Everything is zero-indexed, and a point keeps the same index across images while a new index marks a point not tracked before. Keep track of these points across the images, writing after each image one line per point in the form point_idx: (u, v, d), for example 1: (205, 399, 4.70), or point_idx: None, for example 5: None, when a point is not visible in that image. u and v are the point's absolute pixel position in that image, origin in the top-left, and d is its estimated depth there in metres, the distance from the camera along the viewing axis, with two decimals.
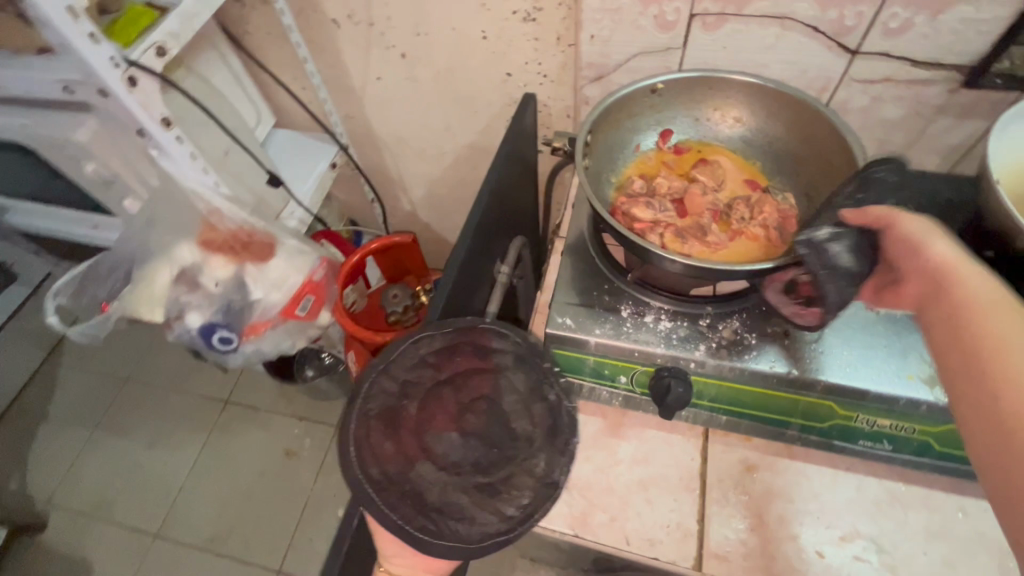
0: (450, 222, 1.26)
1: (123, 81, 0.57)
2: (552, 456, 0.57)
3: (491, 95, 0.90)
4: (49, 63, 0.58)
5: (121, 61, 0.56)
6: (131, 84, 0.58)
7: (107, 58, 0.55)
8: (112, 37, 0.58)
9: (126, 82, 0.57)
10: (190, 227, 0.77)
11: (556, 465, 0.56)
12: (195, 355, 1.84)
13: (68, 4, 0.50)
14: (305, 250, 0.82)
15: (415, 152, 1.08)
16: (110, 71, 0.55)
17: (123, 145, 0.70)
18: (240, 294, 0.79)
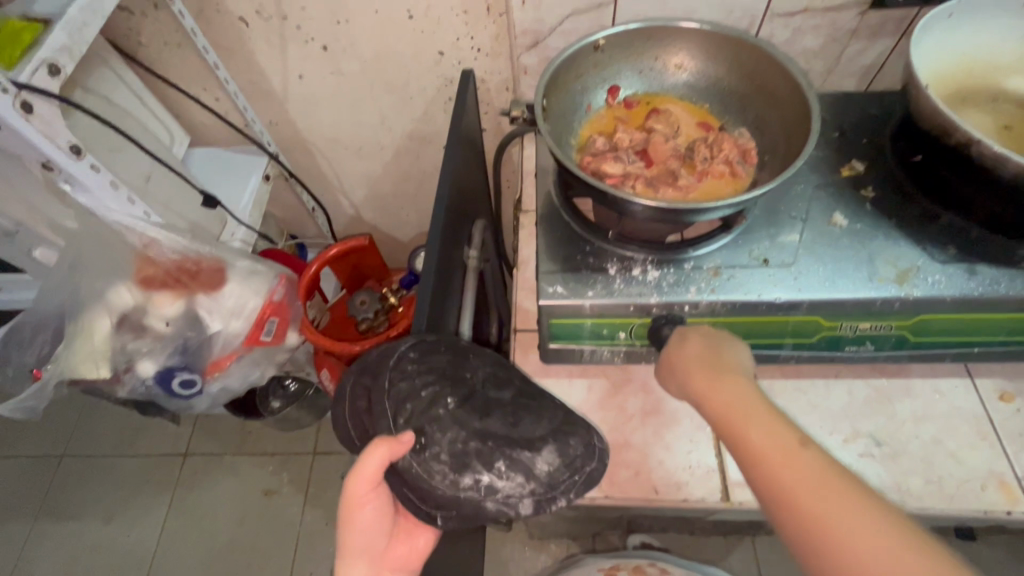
0: (399, 219, 1.21)
1: (15, 107, 0.49)
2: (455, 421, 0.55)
3: (425, 79, 0.87)
4: None
5: (8, 85, 0.48)
6: (25, 110, 0.50)
7: None
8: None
9: (19, 108, 0.49)
10: (124, 265, 0.68)
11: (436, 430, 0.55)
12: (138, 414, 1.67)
13: None
14: (259, 270, 0.77)
15: (351, 151, 1.02)
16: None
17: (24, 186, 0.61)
18: (196, 331, 0.72)
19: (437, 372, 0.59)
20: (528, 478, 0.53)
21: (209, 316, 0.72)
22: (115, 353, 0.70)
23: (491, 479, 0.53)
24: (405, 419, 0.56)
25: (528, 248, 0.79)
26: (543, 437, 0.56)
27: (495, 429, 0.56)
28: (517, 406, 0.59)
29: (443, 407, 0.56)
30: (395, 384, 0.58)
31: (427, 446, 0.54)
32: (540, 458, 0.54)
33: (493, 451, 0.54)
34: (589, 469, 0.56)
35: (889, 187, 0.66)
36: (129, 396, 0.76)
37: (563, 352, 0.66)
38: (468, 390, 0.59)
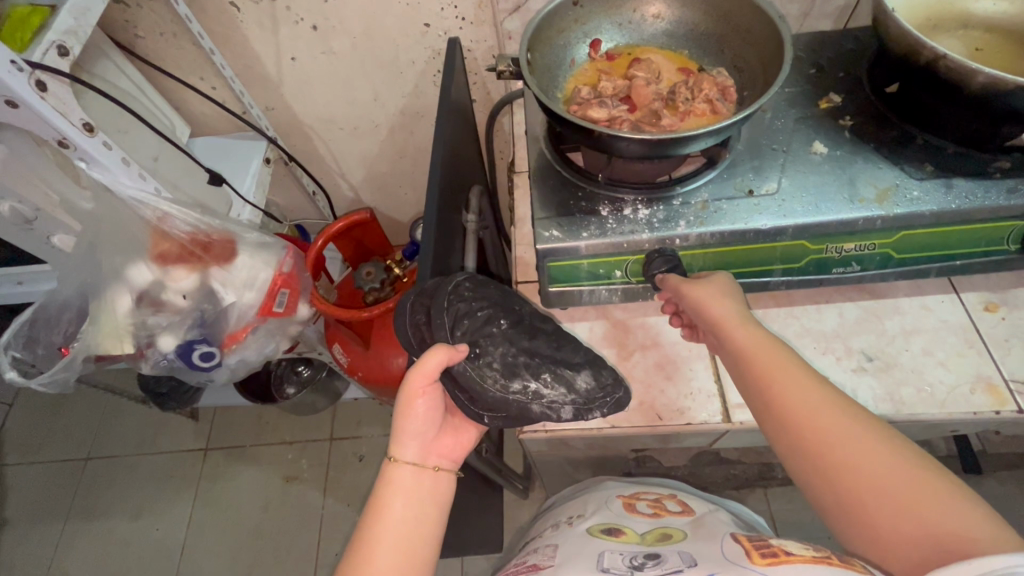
0: (398, 198, 1.25)
1: (32, 86, 0.51)
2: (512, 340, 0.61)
3: (414, 52, 0.90)
4: None
5: (24, 65, 0.51)
6: (40, 89, 0.53)
7: (8, 62, 0.49)
8: (2, 43, 0.53)
9: (34, 86, 0.52)
10: (140, 243, 0.72)
11: (495, 348, 0.60)
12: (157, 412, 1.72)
13: None
14: (267, 243, 0.80)
15: (347, 131, 1.05)
16: (16, 76, 0.50)
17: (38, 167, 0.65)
18: (211, 303, 0.76)
19: (490, 301, 0.64)
20: (568, 389, 0.61)
21: (223, 289, 0.75)
22: (137, 329, 0.74)
23: (538, 386, 0.60)
24: (462, 332, 0.61)
25: (525, 205, 0.82)
26: (581, 362, 0.63)
27: (542, 349, 0.62)
28: (558, 335, 0.65)
29: (496, 326, 0.62)
30: (454, 303, 0.62)
31: (481, 356, 0.60)
32: (580, 376, 0.62)
33: (540, 365, 0.61)
34: (617, 394, 0.62)
35: (866, 115, 0.69)
36: (152, 370, 0.79)
37: (563, 295, 0.69)
38: (518, 315, 0.64)
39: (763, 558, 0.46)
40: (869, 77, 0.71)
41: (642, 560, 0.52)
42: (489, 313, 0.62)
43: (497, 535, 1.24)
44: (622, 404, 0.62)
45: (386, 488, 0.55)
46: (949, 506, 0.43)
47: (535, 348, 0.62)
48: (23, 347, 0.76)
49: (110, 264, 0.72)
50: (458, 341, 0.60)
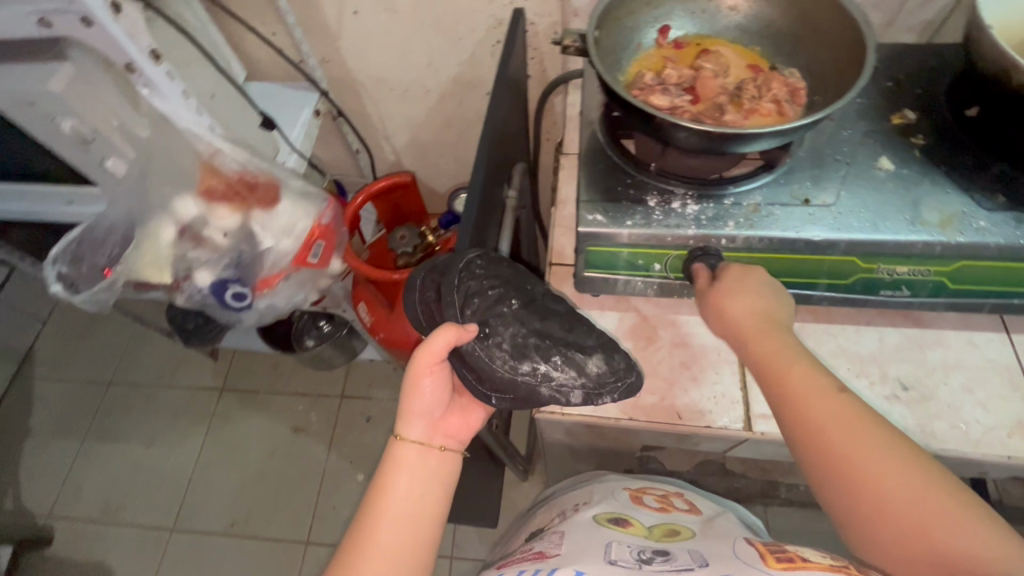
0: (438, 167, 1.24)
1: (107, 6, 0.53)
2: (520, 319, 0.62)
3: (475, 19, 0.89)
4: None
5: None
6: (115, 11, 0.54)
7: None
8: None
9: (110, 7, 0.53)
10: (190, 176, 0.74)
11: (501, 325, 0.61)
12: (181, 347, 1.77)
13: None
14: (310, 193, 0.80)
15: (398, 93, 1.05)
16: None
17: (101, 90, 0.64)
18: (249, 245, 0.77)
19: (502, 278, 0.64)
20: (579, 373, 0.60)
21: (263, 232, 0.77)
22: (177, 261, 0.77)
23: (548, 368, 0.60)
24: (472, 310, 0.62)
25: (568, 187, 0.81)
26: (594, 345, 0.63)
27: (552, 330, 0.63)
28: (570, 317, 0.64)
29: (506, 306, 0.62)
30: (465, 282, 0.63)
31: (491, 335, 0.60)
32: (591, 360, 0.61)
33: (550, 347, 0.61)
34: (630, 379, 0.62)
35: (940, 136, 0.66)
36: (186, 304, 0.82)
37: (596, 282, 0.69)
38: (529, 295, 0.64)
39: (778, 562, 0.46)
40: (949, 96, 0.68)
41: (651, 555, 0.52)
42: (500, 291, 0.63)
43: (493, 511, 1.26)
44: (636, 388, 0.62)
45: (390, 464, 0.56)
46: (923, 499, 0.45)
47: (547, 327, 0.62)
48: (70, 262, 0.78)
49: (160, 194, 0.74)
50: (467, 319, 0.61)
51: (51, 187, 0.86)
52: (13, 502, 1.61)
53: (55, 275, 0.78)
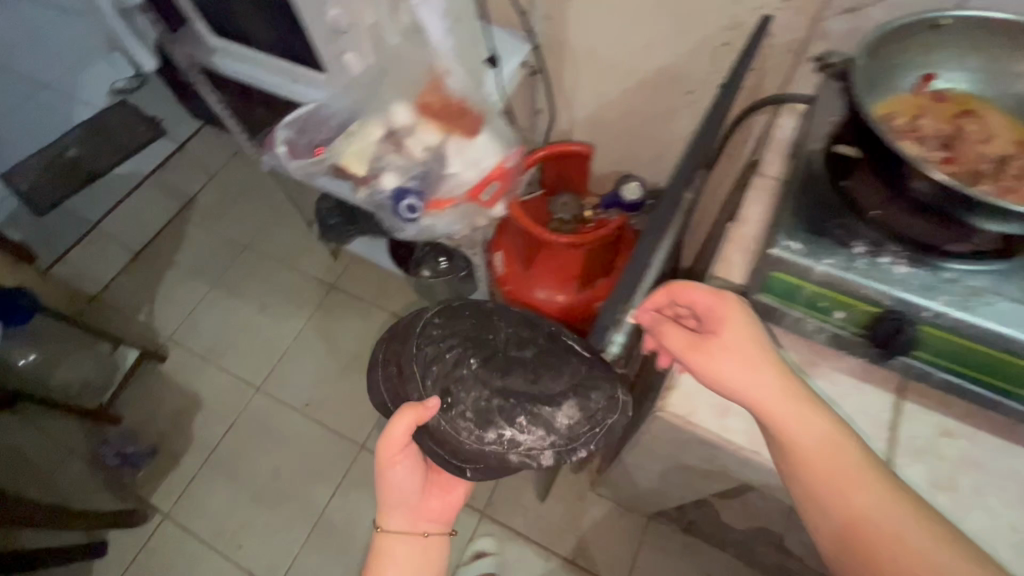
0: (605, 149, 1.25)
1: None
2: (460, 358, 0.92)
3: (712, 16, 0.87)
4: None
5: None
6: None
7: None
8: None
9: None
10: (413, 89, 0.81)
11: (431, 368, 0.90)
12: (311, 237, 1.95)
13: None
14: (507, 136, 0.83)
15: (600, 67, 1.06)
16: None
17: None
18: (438, 165, 0.82)
19: (456, 340, 0.95)
20: (547, 431, 0.81)
21: (454, 157, 0.82)
22: (376, 158, 0.83)
23: (512, 433, 0.81)
24: (430, 376, 0.90)
25: (752, 209, 0.78)
26: (564, 394, 0.85)
27: (515, 388, 0.87)
28: (537, 365, 0.91)
29: (467, 366, 0.91)
30: (423, 349, 0.93)
31: (454, 405, 0.85)
32: (560, 413, 0.83)
33: (515, 407, 0.85)
34: (608, 419, 0.83)
35: None
36: (363, 201, 0.87)
37: (762, 307, 0.67)
38: (489, 350, 0.94)
39: None
40: None
41: None
42: (460, 335, 0.96)
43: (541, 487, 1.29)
44: (614, 428, 0.83)
45: (382, 549, 0.79)
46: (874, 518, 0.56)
47: (489, 398, 0.86)
48: (297, 131, 0.89)
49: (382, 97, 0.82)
50: (428, 387, 0.88)
51: (287, 64, 0.96)
52: (145, 316, 1.88)
53: (285, 138, 0.88)
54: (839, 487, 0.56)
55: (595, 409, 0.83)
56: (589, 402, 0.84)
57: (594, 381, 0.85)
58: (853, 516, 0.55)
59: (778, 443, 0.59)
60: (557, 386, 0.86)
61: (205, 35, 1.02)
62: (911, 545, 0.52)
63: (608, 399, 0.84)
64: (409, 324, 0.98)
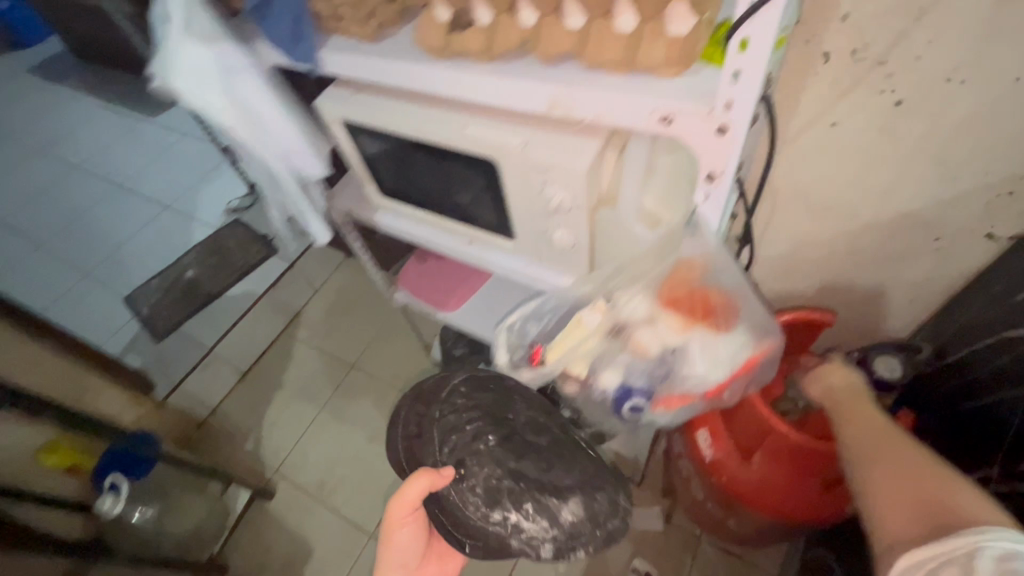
0: (793, 285, 1.07)
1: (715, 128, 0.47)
2: (479, 430, 0.97)
3: (997, 163, 0.71)
4: (653, 85, 0.49)
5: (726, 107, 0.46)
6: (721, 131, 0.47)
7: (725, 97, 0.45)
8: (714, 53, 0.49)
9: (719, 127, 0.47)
10: (653, 276, 0.68)
11: (450, 440, 0.95)
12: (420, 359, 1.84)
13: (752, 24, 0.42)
14: (764, 324, 0.68)
15: (812, 210, 0.91)
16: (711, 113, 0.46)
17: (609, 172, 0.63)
18: (678, 363, 0.67)
19: (483, 408, 1.00)
20: (552, 523, 0.89)
21: (701, 355, 0.66)
22: (598, 355, 0.71)
23: (517, 519, 0.88)
24: (450, 446, 0.95)
25: None
26: (568, 488, 0.94)
27: (529, 472, 0.95)
28: (550, 456, 0.97)
29: (484, 442, 0.96)
30: (447, 415, 0.99)
31: (465, 476, 0.92)
32: (565, 507, 0.91)
33: (524, 493, 0.91)
34: (609, 523, 0.91)
35: None
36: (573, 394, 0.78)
37: None
38: (509, 430, 0.98)
39: None
40: None
41: None
42: (462, 408, 1.00)
43: None
44: (614, 534, 0.91)
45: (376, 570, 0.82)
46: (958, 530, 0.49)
47: (529, 507, 0.90)
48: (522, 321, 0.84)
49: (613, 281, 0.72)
50: (444, 453, 0.94)
51: (470, 231, 0.88)
52: (252, 445, 1.78)
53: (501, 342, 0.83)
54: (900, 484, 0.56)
55: (598, 511, 0.92)
56: (594, 503, 0.93)
57: (598, 483, 0.95)
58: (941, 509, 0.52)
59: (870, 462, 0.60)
60: (568, 478, 0.95)
61: (375, 198, 0.96)
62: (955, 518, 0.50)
63: (610, 503, 0.94)
64: (439, 386, 1.03)
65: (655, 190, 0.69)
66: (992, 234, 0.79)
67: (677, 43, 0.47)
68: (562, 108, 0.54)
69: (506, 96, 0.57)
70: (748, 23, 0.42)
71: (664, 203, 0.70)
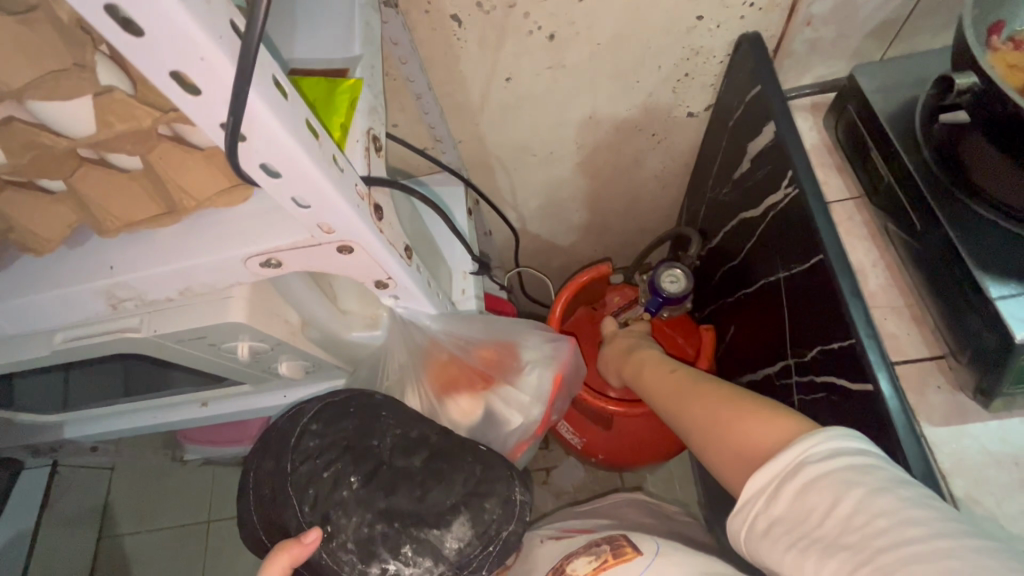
0: (567, 224, 1.04)
1: (334, 247, 0.32)
2: (332, 487, 0.50)
3: (665, 55, 0.68)
4: (245, 232, 0.33)
5: (320, 231, 0.31)
6: (344, 253, 0.33)
7: (313, 224, 0.30)
8: (327, 119, 0.33)
9: (340, 248, 0.33)
10: (418, 366, 0.55)
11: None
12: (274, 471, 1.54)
13: (276, 77, 0.24)
14: (549, 339, 0.61)
15: (540, 158, 0.85)
16: (309, 225, 0.30)
17: (275, 305, 0.46)
18: (493, 429, 0.58)
19: (338, 443, 0.52)
20: (436, 562, 0.49)
21: (507, 409, 0.58)
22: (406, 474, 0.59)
23: (398, 568, 0.48)
24: (311, 505, 0.49)
25: (858, 251, 0.62)
26: (453, 507, 0.51)
27: (403, 507, 0.50)
28: (427, 474, 0.52)
29: (346, 487, 0.50)
30: (296, 466, 0.51)
31: (332, 534, 0.48)
32: (450, 535, 0.50)
33: (399, 535, 0.49)
34: (506, 535, 0.52)
35: None
36: None
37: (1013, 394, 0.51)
38: (375, 463, 0.51)
39: None
40: None
41: None
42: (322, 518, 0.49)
43: None
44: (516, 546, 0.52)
45: None
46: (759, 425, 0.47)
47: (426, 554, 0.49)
48: None
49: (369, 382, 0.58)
50: (305, 519, 0.49)
51: (190, 393, 0.66)
52: None
53: None
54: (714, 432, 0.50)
55: (490, 524, 0.51)
56: (483, 515, 0.51)
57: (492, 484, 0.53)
58: (745, 451, 0.46)
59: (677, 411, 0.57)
60: (449, 498, 0.51)
61: (38, 419, 0.68)
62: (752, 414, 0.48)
63: (505, 504, 0.53)
64: (289, 426, 0.53)
65: (347, 288, 0.53)
66: (691, 113, 0.79)
67: (217, 154, 0.30)
68: (135, 296, 0.35)
69: (47, 316, 0.36)
70: (255, 138, 0.24)
71: (367, 296, 0.53)
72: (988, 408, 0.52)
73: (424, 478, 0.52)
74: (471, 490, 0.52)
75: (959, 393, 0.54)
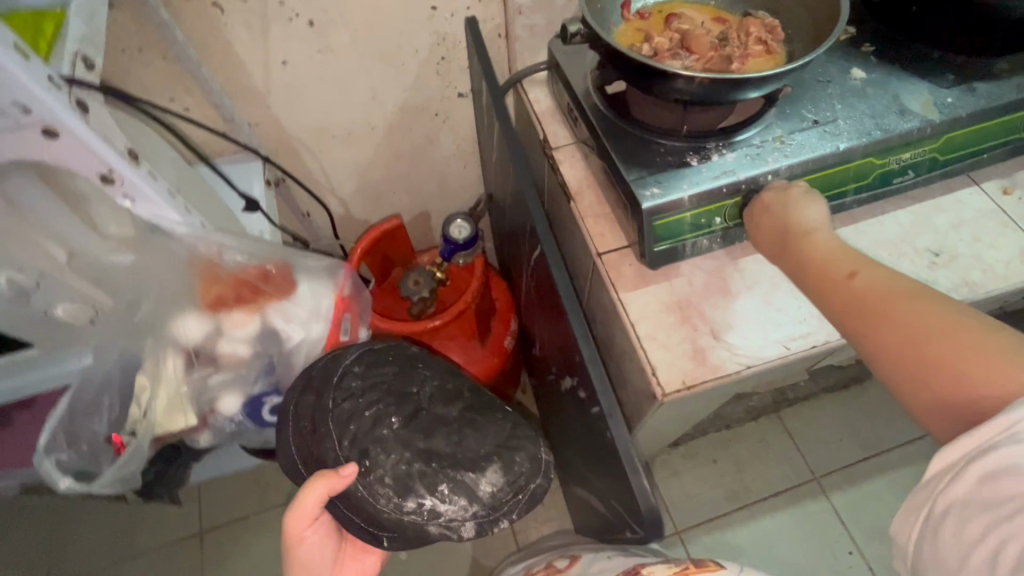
0: (387, 206, 1.15)
1: (37, 132, 0.40)
2: (383, 418, 0.70)
3: (417, 40, 0.84)
4: None
5: (21, 112, 0.39)
6: (50, 136, 0.41)
7: (8, 100, 0.38)
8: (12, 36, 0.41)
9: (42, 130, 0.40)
10: (188, 290, 0.63)
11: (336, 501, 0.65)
12: (118, 512, 1.34)
13: None
14: (325, 267, 0.73)
15: (340, 139, 0.96)
16: (8, 105, 0.38)
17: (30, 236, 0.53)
18: (277, 345, 0.67)
19: (377, 390, 0.72)
20: (469, 500, 0.67)
21: (287, 326, 0.67)
22: (196, 395, 0.67)
23: (432, 503, 0.66)
24: (352, 438, 0.68)
25: (576, 178, 0.79)
26: (484, 459, 0.70)
27: (439, 449, 0.70)
28: (462, 424, 0.72)
29: (387, 427, 0.70)
30: (341, 404, 0.69)
31: (372, 469, 0.68)
32: (483, 479, 0.68)
33: (436, 474, 0.68)
34: (533, 486, 0.68)
35: (881, 39, 0.76)
36: (212, 439, 0.73)
37: (666, 254, 0.68)
38: (414, 406, 0.72)
39: None
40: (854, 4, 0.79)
41: None
42: (357, 452, 0.68)
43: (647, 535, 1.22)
44: (538, 495, 0.68)
45: None
46: (952, 337, 0.44)
47: (454, 496, 0.67)
48: (68, 445, 0.67)
49: (143, 316, 0.63)
50: (347, 448, 0.67)
51: None
52: None
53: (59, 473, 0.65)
54: (859, 333, 0.48)
55: (521, 475, 0.69)
56: (513, 466, 0.69)
57: (516, 446, 0.71)
58: (911, 343, 0.45)
59: (856, 309, 0.49)
60: (483, 447, 0.71)
61: None
62: (934, 323, 0.45)
63: (532, 462, 0.70)
64: (327, 368, 0.69)
65: (106, 214, 0.58)
66: (460, 93, 0.96)
67: None
68: None
69: None
70: None
71: (124, 220, 0.59)
72: (654, 267, 0.70)
73: (460, 425, 0.72)
74: (501, 443, 0.71)
75: (642, 267, 0.72)
